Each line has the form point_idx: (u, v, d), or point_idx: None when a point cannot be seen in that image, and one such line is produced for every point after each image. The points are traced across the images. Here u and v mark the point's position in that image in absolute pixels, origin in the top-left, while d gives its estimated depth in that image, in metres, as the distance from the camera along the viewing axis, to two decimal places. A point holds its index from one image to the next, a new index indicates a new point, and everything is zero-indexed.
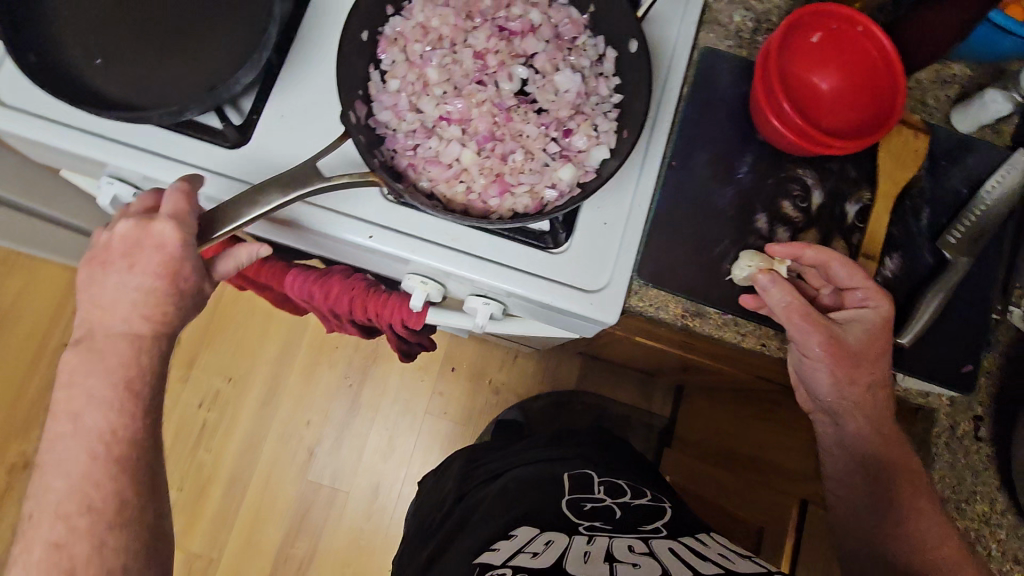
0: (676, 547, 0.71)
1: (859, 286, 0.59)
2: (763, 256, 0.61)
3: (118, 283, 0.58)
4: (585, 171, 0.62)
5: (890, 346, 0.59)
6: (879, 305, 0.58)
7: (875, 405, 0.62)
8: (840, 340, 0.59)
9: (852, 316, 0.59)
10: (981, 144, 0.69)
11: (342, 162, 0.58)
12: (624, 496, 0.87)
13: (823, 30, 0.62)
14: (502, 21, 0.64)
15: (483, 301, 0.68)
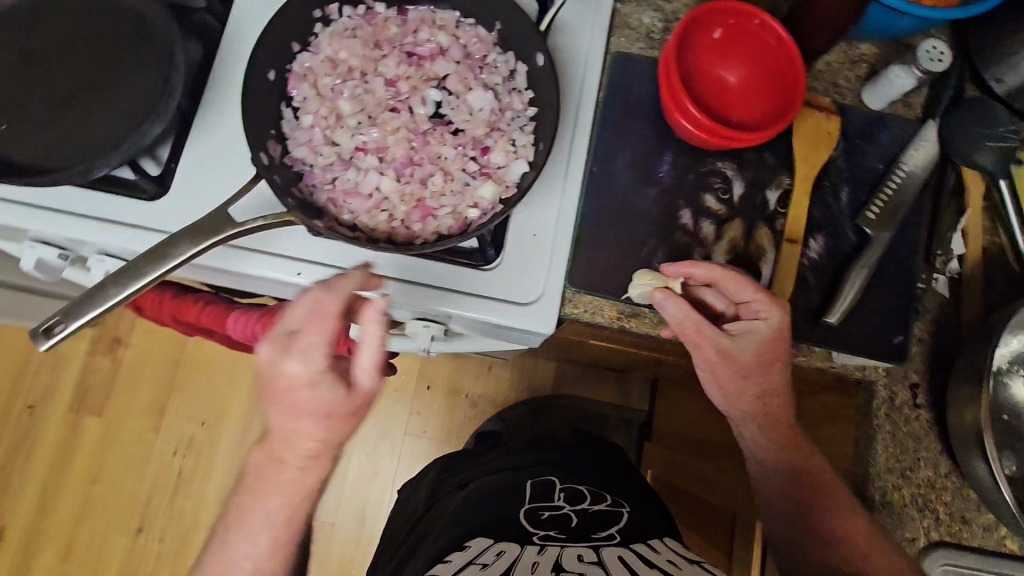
0: (626, 556, 0.71)
1: (750, 300, 0.59)
2: (659, 274, 0.62)
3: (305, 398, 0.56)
4: (506, 187, 0.62)
5: (780, 353, 0.61)
6: (769, 317, 0.59)
7: (771, 401, 0.65)
8: (732, 351, 0.61)
9: (745, 329, 0.60)
10: (894, 119, 0.71)
11: (258, 204, 0.58)
12: (583, 503, 0.88)
13: (723, 26, 0.62)
14: (411, 46, 0.65)
15: (424, 324, 0.68)
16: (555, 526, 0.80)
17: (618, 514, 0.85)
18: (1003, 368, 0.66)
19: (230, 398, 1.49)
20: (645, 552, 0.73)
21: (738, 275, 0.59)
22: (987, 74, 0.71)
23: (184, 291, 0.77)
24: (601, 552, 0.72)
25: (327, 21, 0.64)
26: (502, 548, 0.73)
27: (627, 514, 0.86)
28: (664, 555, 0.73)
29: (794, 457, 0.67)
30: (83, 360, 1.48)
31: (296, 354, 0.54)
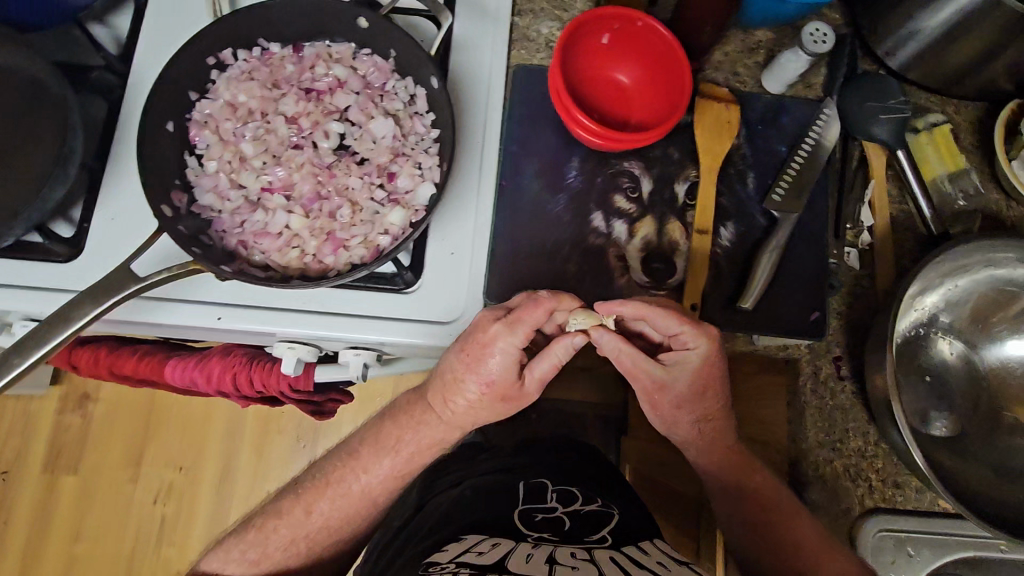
0: (616, 557, 0.66)
1: (679, 334, 0.61)
2: (592, 312, 0.62)
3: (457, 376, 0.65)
4: (414, 211, 0.63)
5: (715, 377, 0.65)
6: (699, 347, 0.61)
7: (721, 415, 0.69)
8: (666, 377, 0.65)
9: (678, 359, 0.63)
10: (795, 100, 0.72)
11: (158, 256, 0.59)
12: (574, 503, 0.80)
13: (610, 31, 0.63)
14: (309, 82, 0.66)
15: (354, 352, 0.69)
16: (550, 529, 0.73)
17: (609, 518, 0.78)
18: (922, 331, 0.65)
19: (206, 439, 1.48)
20: (637, 553, 0.66)
21: (668, 311, 0.60)
22: (877, 49, 0.72)
23: (118, 345, 0.77)
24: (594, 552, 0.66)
25: (223, 67, 0.65)
26: (498, 540, 0.70)
27: (617, 517, 0.79)
28: (653, 557, 0.67)
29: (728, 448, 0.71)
30: (53, 419, 1.47)
31: (513, 325, 0.61)
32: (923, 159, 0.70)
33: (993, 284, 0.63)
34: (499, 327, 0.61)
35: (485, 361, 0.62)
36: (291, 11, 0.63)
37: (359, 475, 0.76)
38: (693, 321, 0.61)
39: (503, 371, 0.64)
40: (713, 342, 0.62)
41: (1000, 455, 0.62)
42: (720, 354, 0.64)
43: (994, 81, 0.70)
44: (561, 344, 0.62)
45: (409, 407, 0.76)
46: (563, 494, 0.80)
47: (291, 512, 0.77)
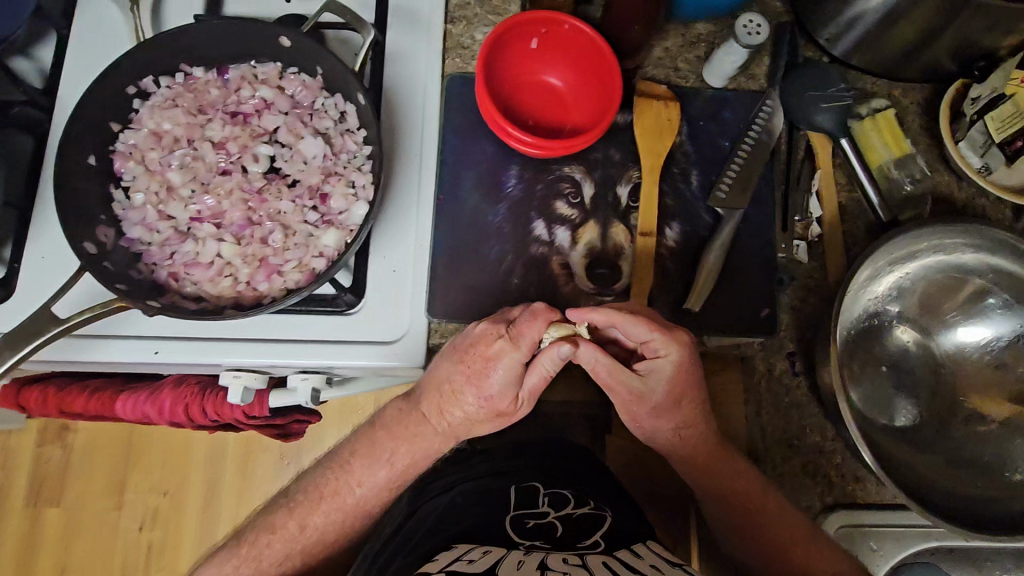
0: (609, 563, 0.59)
1: (649, 340, 0.58)
2: (566, 324, 0.60)
3: (459, 396, 0.63)
4: (348, 231, 0.62)
5: (691, 384, 0.61)
6: (669, 355, 0.59)
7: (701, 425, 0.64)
8: (641, 388, 0.61)
9: (653, 367, 0.60)
10: (737, 93, 0.71)
11: (81, 296, 0.59)
12: (567, 505, 0.71)
13: (537, 36, 0.62)
14: (234, 106, 0.64)
15: (302, 377, 0.68)
16: (541, 536, 0.65)
17: (603, 520, 0.69)
18: (876, 321, 0.64)
19: (188, 463, 1.44)
20: (630, 559, 0.60)
21: (638, 319, 0.57)
22: (819, 36, 0.70)
23: (68, 383, 0.75)
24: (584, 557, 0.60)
25: (146, 95, 0.63)
26: (491, 547, 0.62)
27: (611, 518, 0.70)
28: (646, 560, 0.60)
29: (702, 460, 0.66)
30: (33, 453, 1.43)
31: (512, 340, 0.59)
32: (868, 146, 0.68)
33: (945, 269, 0.62)
34: (507, 345, 0.59)
35: (488, 376, 0.61)
36: (209, 35, 0.61)
37: (352, 487, 0.71)
38: (663, 327, 0.58)
39: (507, 390, 0.62)
40: (685, 349, 0.59)
41: (955, 445, 0.61)
42: (697, 362, 0.61)
43: (939, 63, 0.67)
44: (548, 355, 0.58)
45: (401, 416, 0.69)
46: (557, 494, 0.72)
47: (286, 526, 0.71)
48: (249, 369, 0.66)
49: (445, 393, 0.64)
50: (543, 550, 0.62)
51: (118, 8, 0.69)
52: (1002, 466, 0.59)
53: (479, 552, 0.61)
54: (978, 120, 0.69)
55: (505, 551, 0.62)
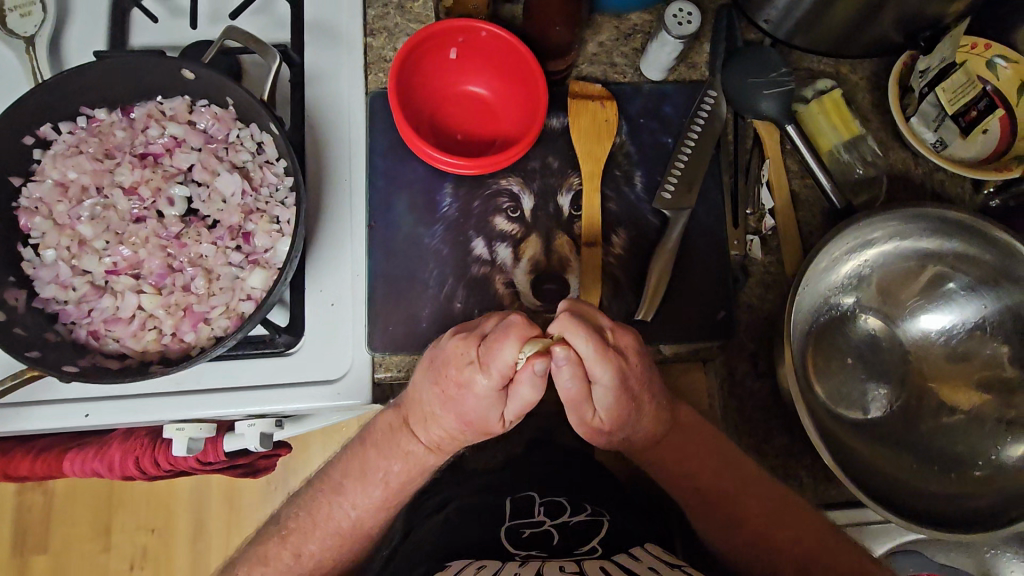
0: (606, 567, 0.52)
1: (593, 368, 0.51)
2: (539, 338, 0.49)
3: (433, 418, 0.59)
4: (276, 270, 0.59)
5: (646, 401, 0.57)
6: (604, 382, 0.52)
7: (684, 426, 0.61)
8: (588, 404, 0.54)
9: (603, 390, 0.53)
10: (676, 85, 0.67)
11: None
12: (563, 512, 0.63)
13: (455, 46, 0.59)
14: (143, 147, 0.61)
15: (249, 423, 0.64)
16: (538, 545, 0.58)
17: (599, 526, 0.60)
18: (837, 312, 0.62)
19: (173, 491, 1.29)
20: (626, 562, 0.52)
21: (581, 337, 0.49)
22: (758, 17, 0.66)
23: (9, 446, 0.70)
24: (581, 564, 0.53)
25: (46, 143, 0.59)
26: (484, 562, 0.56)
27: (609, 523, 0.61)
28: (645, 563, 0.53)
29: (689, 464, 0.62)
30: (13, 501, 1.28)
31: (480, 362, 0.52)
32: (817, 131, 0.66)
33: (905, 255, 0.59)
34: (475, 368, 0.53)
35: (460, 399, 0.56)
36: (107, 77, 0.57)
37: (345, 511, 0.64)
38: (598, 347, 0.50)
39: (479, 414, 0.57)
40: (620, 366, 0.52)
41: (921, 438, 0.59)
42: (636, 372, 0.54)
43: (884, 36, 0.64)
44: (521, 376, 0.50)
45: (393, 433, 0.62)
46: (553, 503, 0.64)
47: (280, 558, 0.64)
48: (192, 421, 0.63)
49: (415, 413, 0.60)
50: (539, 560, 0.55)
51: (12, 49, 0.65)
52: (970, 457, 0.57)
53: (473, 569, 0.54)
54: (929, 92, 0.66)
55: (501, 563, 0.55)
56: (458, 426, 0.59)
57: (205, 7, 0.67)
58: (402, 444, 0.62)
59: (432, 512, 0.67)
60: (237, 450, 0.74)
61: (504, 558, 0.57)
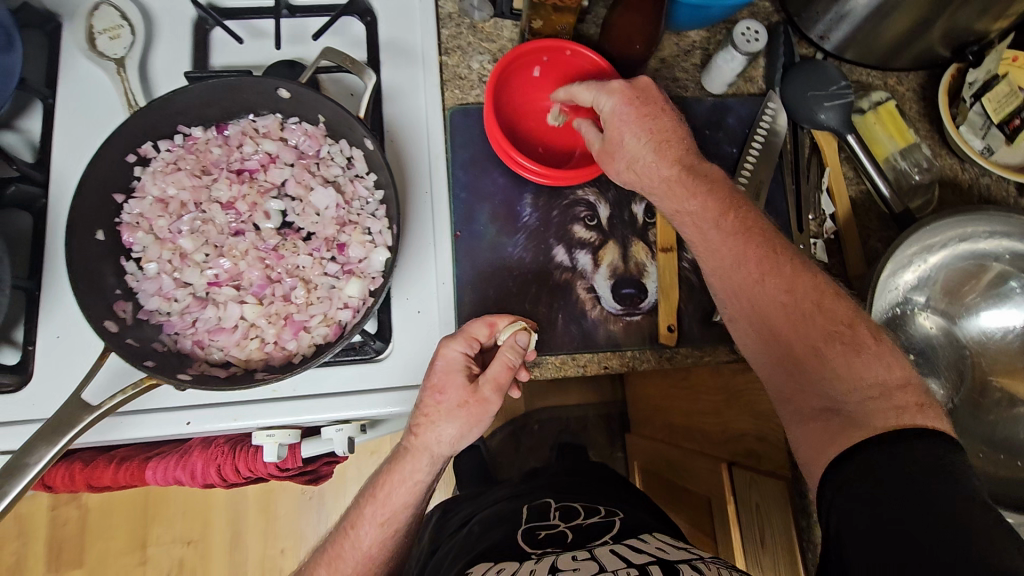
0: (617, 549, 0.54)
1: (590, 90, 0.59)
2: (508, 320, 0.59)
3: (441, 420, 0.56)
4: (371, 279, 0.61)
5: (658, 126, 0.58)
6: (607, 104, 0.58)
7: (719, 214, 0.56)
8: (605, 145, 0.60)
9: (606, 115, 0.58)
10: (737, 99, 0.71)
11: (108, 383, 0.57)
12: (578, 516, 0.67)
13: (540, 64, 0.64)
14: (239, 163, 0.64)
15: (336, 428, 0.64)
16: (552, 543, 0.59)
17: (614, 521, 0.64)
18: (900, 312, 0.65)
19: (209, 501, 1.27)
20: (636, 545, 0.55)
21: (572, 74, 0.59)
22: (811, 32, 0.70)
23: (93, 456, 0.71)
24: (592, 551, 0.55)
25: (146, 160, 0.61)
26: (502, 564, 0.55)
27: (621, 518, 0.65)
28: (653, 544, 0.55)
29: (730, 256, 0.55)
30: (48, 516, 1.23)
31: (451, 340, 0.58)
32: (873, 139, 0.70)
33: (965, 258, 0.63)
34: (450, 349, 0.57)
35: (449, 389, 0.57)
36: (205, 98, 0.59)
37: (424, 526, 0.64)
38: (591, 84, 0.59)
39: (471, 405, 0.57)
40: (619, 91, 0.58)
41: (984, 429, 0.62)
42: (644, 95, 0.58)
43: (933, 51, 0.68)
44: (512, 350, 0.57)
45: (424, 409, 0.57)
46: (573, 510, 0.68)
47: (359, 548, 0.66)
48: (282, 426, 0.63)
49: (439, 407, 0.56)
50: (554, 555, 0.56)
51: (103, 71, 0.67)
52: None
53: (494, 570, 0.54)
54: (975, 102, 0.70)
55: (518, 562, 0.56)
56: (454, 415, 0.56)
57: (286, 28, 0.70)
58: (405, 472, 0.58)
59: (498, 519, 0.69)
60: (316, 456, 0.73)
61: (520, 558, 0.57)
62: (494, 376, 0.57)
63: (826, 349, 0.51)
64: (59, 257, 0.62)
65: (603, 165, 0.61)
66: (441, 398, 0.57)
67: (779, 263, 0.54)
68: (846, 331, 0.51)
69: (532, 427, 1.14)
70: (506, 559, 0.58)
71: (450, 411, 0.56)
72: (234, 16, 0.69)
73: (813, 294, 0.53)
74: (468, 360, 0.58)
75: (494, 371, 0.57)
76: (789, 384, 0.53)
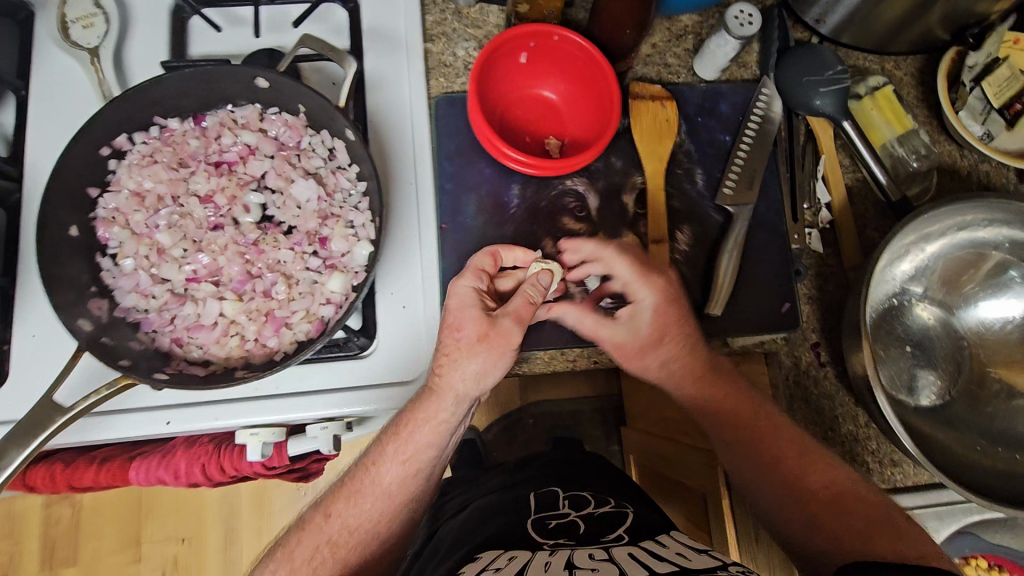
0: (636, 554, 0.52)
1: (626, 276, 0.60)
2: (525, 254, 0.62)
3: (469, 356, 0.56)
4: (354, 273, 0.60)
5: (682, 324, 0.60)
6: (645, 298, 0.59)
7: (722, 395, 0.60)
8: (624, 333, 0.60)
9: (635, 308, 0.60)
10: (730, 85, 0.69)
11: (83, 382, 0.56)
12: (588, 506, 0.65)
13: (528, 50, 0.61)
14: (217, 155, 0.62)
15: (321, 426, 0.63)
16: (565, 534, 0.58)
17: (626, 516, 0.63)
18: (896, 303, 0.64)
19: (203, 498, 1.25)
20: (656, 549, 0.53)
21: (619, 257, 0.59)
22: (806, 16, 0.68)
23: (73, 457, 0.70)
24: (610, 551, 0.53)
25: (121, 153, 0.59)
26: (515, 552, 0.55)
27: (633, 514, 0.64)
28: (672, 549, 0.53)
29: (729, 412, 0.59)
30: (42, 514, 1.22)
31: (463, 274, 0.59)
32: (869, 125, 0.68)
33: (965, 247, 0.61)
34: (465, 280, 0.59)
35: (467, 320, 0.57)
36: (182, 87, 0.57)
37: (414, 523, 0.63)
38: (634, 266, 0.60)
39: (492, 333, 0.56)
40: (661, 290, 0.60)
41: (984, 421, 0.61)
42: (680, 303, 0.61)
43: (932, 34, 0.66)
44: (533, 288, 0.58)
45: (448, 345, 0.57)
46: (581, 500, 0.67)
47: None
48: (267, 425, 0.61)
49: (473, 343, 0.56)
50: (568, 548, 0.54)
51: (77, 61, 0.65)
52: None
53: (505, 560, 0.53)
54: (974, 87, 0.68)
55: (530, 552, 0.55)
56: (474, 352, 0.56)
57: (265, 16, 0.68)
58: (428, 411, 0.58)
59: (488, 513, 0.68)
60: (302, 454, 0.72)
61: (533, 548, 0.56)
62: (514, 308, 0.57)
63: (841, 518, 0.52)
64: (32, 254, 0.61)
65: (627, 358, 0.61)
66: (461, 339, 0.57)
67: (769, 436, 0.58)
68: (859, 503, 0.53)
69: (527, 421, 1.13)
70: (516, 549, 0.57)
71: (469, 347, 0.56)
72: (212, 3, 0.67)
73: (822, 471, 0.56)
74: (481, 289, 0.59)
75: (517, 300, 0.58)
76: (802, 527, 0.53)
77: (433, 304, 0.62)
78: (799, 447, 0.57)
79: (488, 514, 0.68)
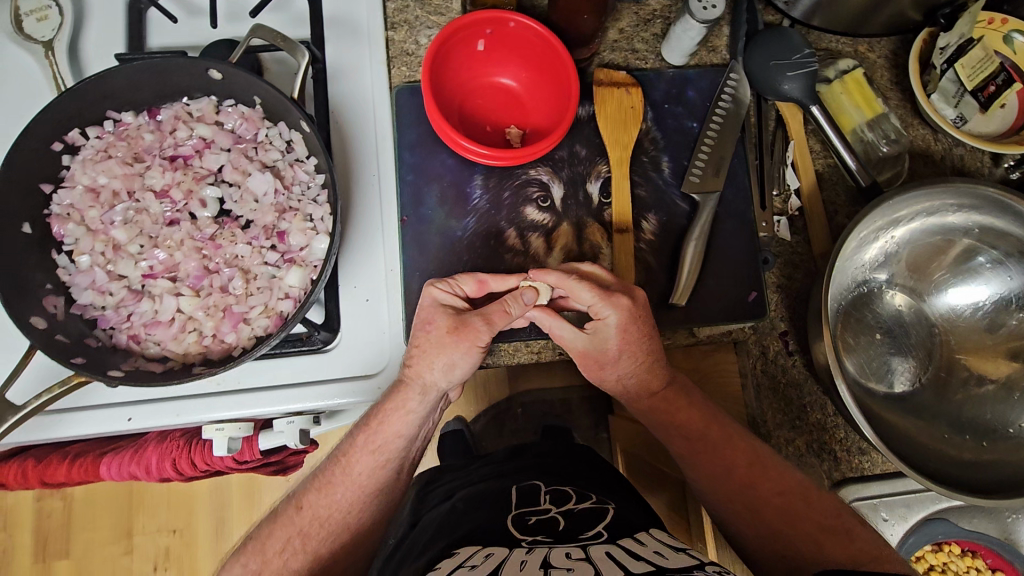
0: (613, 553, 0.51)
1: (590, 297, 0.56)
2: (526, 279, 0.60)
3: (441, 349, 0.56)
4: (312, 268, 0.59)
5: (645, 334, 0.58)
6: (608, 318, 0.56)
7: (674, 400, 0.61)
8: (585, 343, 0.59)
9: (597, 326, 0.57)
10: (697, 70, 0.68)
11: (34, 381, 0.56)
12: (569, 502, 0.65)
13: (485, 37, 0.60)
14: (172, 149, 0.61)
15: (286, 420, 0.62)
16: (543, 531, 0.58)
17: (605, 513, 0.62)
18: (864, 289, 0.63)
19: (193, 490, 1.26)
20: (633, 547, 0.52)
21: (582, 283, 0.55)
22: None
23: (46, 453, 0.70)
24: (587, 549, 0.52)
25: (74, 149, 0.58)
26: (492, 549, 0.54)
27: (614, 510, 0.63)
28: (650, 547, 0.52)
29: (679, 424, 0.60)
30: (33, 508, 1.23)
31: (439, 284, 0.59)
32: (840, 111, 0.67)
33: (933, 232, 0.60)
34: (436, 289, 0.59)
35: (439, 320, 0.57)
36: (134, 80, 0.56)
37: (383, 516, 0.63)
38: (596, 287, 0.56)
39: (463, 331, 0.56)
40: (626, 309, 0.56)
41: (952, 409, 0.60)
42: (643, 316, 0.58)
43: (903, 14, 0.64)
44: (513, 300, 0.56)
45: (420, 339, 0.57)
46: (562, 495, 0.66)
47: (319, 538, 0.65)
48: (232, 419, 0.61)
49: (446, 338, 0.56)
50: (545, 546, 0.53)
51: (32, 56, 0.64)
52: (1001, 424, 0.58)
53: (480, 558, 0.52)
54: (947, 69, 0.66)
55: (508, 550, 0.54)
56: (445, 346, 0.56)
57: (222, 5, 0.66)
58: (395, 400, 0.57)
59: (461, 506, 0.67)
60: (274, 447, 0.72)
61: (510, 545, 0.55)
62: (487, 311, 0.56)
63: (796, 529, 0.53)
64: None
65: (587, 362, 0.61)
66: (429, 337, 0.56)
67: (720, 447, 0.58)
68: (813, 514, 0.54)
69: (516, 410, 1.08)
70: (493, 545, 0.56)
71: (439, 342, 0.56)
72: None
73: (775, 479, 0.56)
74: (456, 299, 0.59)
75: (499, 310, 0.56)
76: (757, 539, 0.55)
77: (398, 296, 0.62)
78: (751, 458, 0.57)
79: (460, 507, 0.67)
